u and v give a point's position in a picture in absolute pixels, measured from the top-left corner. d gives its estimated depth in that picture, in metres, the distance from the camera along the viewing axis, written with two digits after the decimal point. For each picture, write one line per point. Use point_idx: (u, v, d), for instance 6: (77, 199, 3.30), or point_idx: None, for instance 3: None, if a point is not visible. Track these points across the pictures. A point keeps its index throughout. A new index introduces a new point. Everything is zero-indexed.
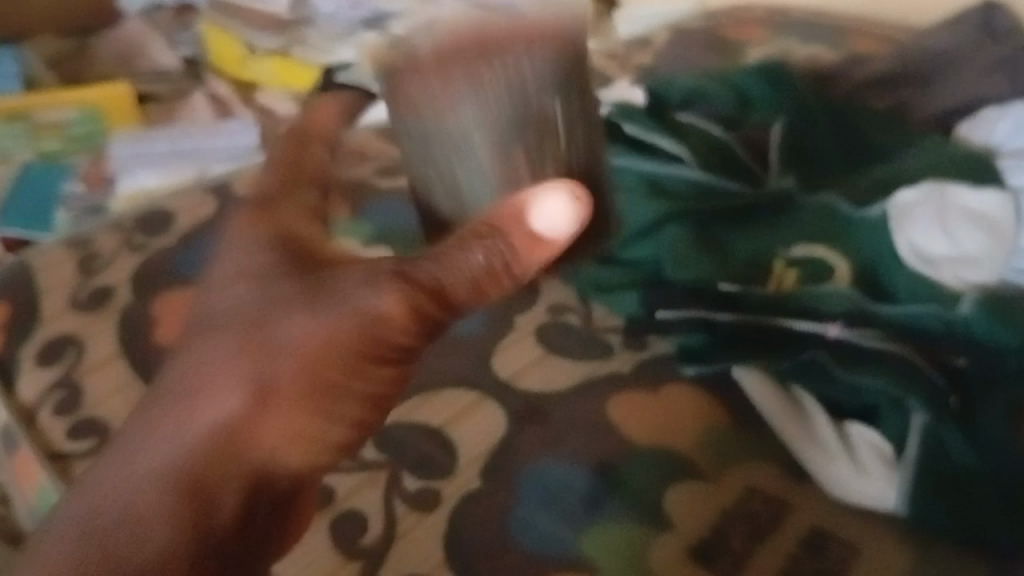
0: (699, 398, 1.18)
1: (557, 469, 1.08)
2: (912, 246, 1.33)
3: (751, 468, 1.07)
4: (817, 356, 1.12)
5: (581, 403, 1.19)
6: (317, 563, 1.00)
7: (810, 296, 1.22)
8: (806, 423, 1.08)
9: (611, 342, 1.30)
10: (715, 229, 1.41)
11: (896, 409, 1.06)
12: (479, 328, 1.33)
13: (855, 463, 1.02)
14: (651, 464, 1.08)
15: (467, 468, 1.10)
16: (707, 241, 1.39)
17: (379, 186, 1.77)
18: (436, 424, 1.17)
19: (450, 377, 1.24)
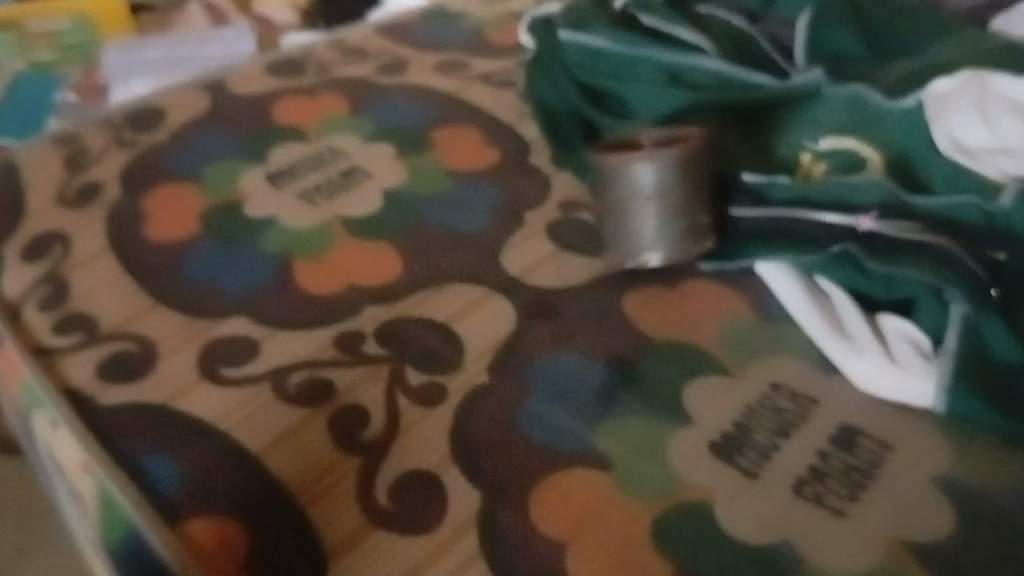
0: (722, 292, 1.11)
1: (568, 366, 1.02)
2: (950, 137, 1.24)
3: (776, 364, 1.00)
4: (848, 248, 1.05)
5: (594, 297, 1.12)
6: (313, 458, 0.94)
7: (843, 187, 1.13)
8: (836, 318, 1.01)
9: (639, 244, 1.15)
10: (734, 130, 1.32)
11: (934, 300, 0.99)
12: (487, 227, 1.27)
13: (888, 354, 0.95)
14: (669, 360, 1.01)
15: (474, 364, 1.03)
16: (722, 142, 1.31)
17: (382, 81, 1.65)
18: (441, 319, 1.10)
19: (457, 274, 1.18)
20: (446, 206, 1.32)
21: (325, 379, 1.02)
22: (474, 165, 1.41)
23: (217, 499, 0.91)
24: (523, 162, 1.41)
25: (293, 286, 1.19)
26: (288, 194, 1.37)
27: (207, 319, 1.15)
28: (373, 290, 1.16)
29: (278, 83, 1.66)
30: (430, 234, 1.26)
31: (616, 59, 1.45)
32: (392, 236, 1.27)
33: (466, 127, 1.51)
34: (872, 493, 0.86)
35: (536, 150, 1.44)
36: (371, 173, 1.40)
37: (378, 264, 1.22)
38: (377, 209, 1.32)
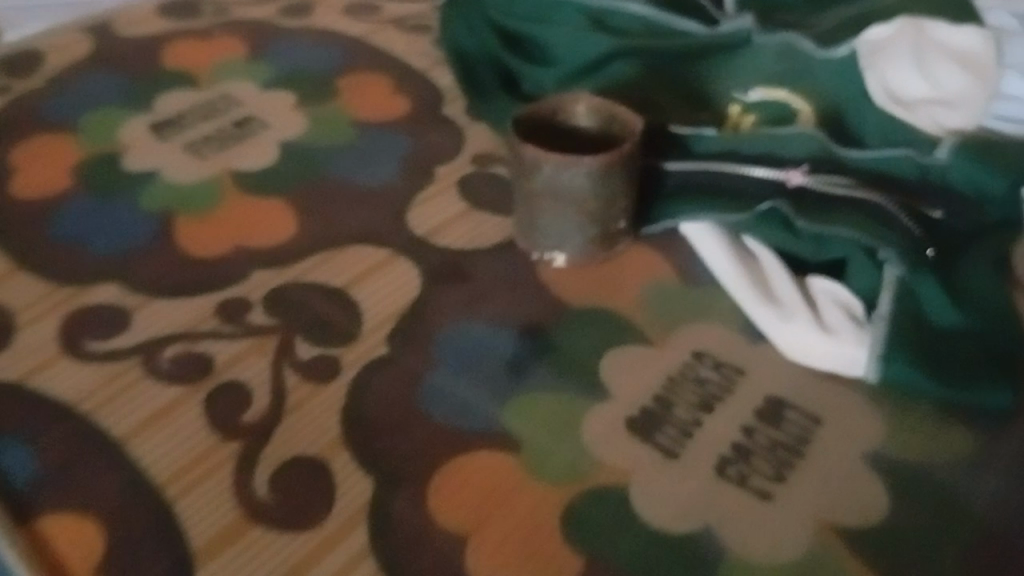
0: (644, 254, 1.03)
1: (474, 334, 0.92)
2: (886, 87, 1.18)
3: (699, 330, 0.93)
4: (778, 205, 0.98)
5: (506, 259, 1.03)
6: (188, 442, 0.83)
7: (772, 139, 1.05)
8: (762, 281, 0.94)
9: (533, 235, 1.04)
10: (659, 83, 1.23)
11: (868, 260, 0.92)
12: (393, 181, 1.16)
13: (818, 319, 0.88)
14: (586, 329, 0.93)
15: (373, 333, 0.93)
16: (644, 98, 1.22)
17: (285, 23, 1.52)
18: (338, 284, 1.00)
19: (359, 234, 1.07)
20: (349, 159, 1.21)
21: (203, 354, 0.91)
22: (382, 114, 1.30)
23: (74, 492, 0.80)
24: (435, 112, 1.31)
25: (175, 247, 1.06)
26: (174, 147, 1.23)
27: (74, 285, 1.01)
28: (264, 251, 1.05)
29: (170, 24, 1.51)
30: (330, 189, 1.15)
31: (533, 1, 1.32)
32: (288, 191, 1.15)
33: (375, 74, 1.39)
34: (800, 471, 0.79)
35: (450, 99, 1.33)
36: (269, 123, 1.28)
37: (271, 223, 1.10)
38: (274, 162, 1.20)
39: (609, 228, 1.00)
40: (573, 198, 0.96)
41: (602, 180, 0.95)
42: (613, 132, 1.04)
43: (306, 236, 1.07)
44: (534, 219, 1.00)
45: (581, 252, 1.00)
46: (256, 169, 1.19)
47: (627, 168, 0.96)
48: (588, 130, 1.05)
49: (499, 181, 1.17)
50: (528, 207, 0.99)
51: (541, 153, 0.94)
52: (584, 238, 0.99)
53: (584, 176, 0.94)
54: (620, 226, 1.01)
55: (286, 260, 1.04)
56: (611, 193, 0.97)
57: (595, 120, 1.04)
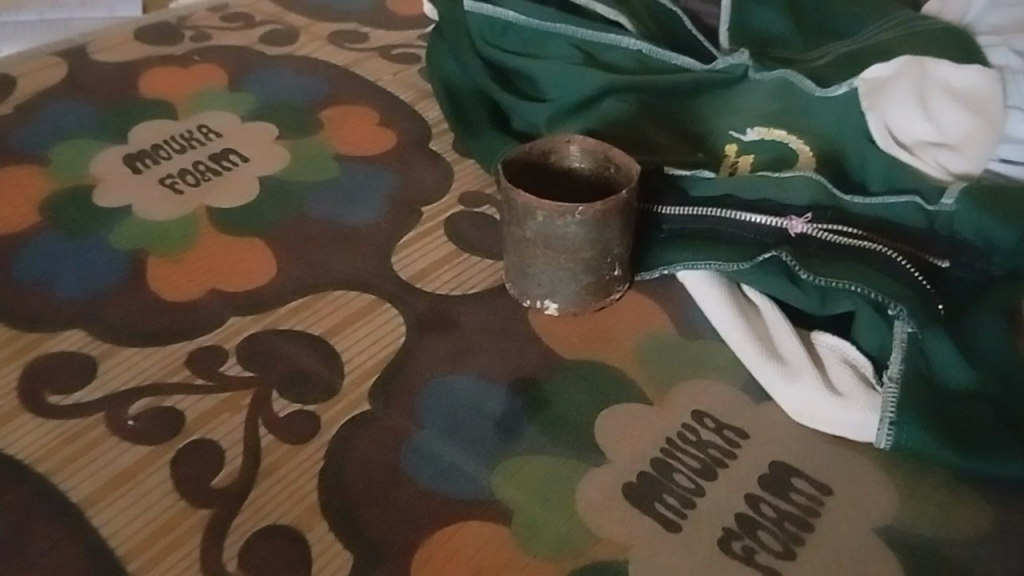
0: (641, 302, 0.98)
1: (462, 389, 0.87)
2: (888, 129, 1.13)
3: (699, 387, 0.88)
4: (781, 255, 0.93)
5: (495, 306, 0.98)
6: (153, 509, 0.77)
7: (774, 184, 1.00)
8: (766, 337, 0.90)
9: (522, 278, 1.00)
10: (655, 122, 1.19)
11: (876, 316, 0.87)
12: (378, 221, 1.11)
13: (825, 381, 0.84)
14: (579, 384, 0.88)
15: (353, 387, 0.88)
16: (640, 139, 1.17)
17: (268, 51, 1.47)
18: (317, 333, 0.94)
19: (340, 278, 1.02)
20: (332, 196, 1.16)
21: (172, 409, 0.86)
22: (367, 148, 1.25)
23: (27, 563, 0.74)
24: (422, 147, 1.26)
25: (145, 290, 1.01)
26: (148, 181, 1.18)
27: (36, 330, 0.95)
28: (239, 295, 1.00)
29: (146, 49, 1.46)
30: (312, 229, 1.10)
31: (523, 32, 1.26)
32: (267, 230, 1.10)
33: (360, 106, 1.34)
34: (809, 546, 0.74)
35: (437, 134, 1.29)
36: (249, 158, 1.23)
37: (249, 264, 1.04)
38: (252, 199, 1.15)
39: (603, 276, 0.95)
40: (567, 246, 0.91)
41: (597, 226, 0.90)
42: (608, 174, 0.99)
43: (285, 279, 1.02)
44: (526, 267, 0.95)
45: (575, 301, 0.96)
46: (234, 206, 1.14)
47: (624, 215, 0.92)
48: (583, 172, 1.01)
49: (487, 221, 1.12)
50: (519, 253, 0.95)
51: (534, 200, 0.89)
52: (578, 287, 0.95)
53: (579, 225, 0.90)
54: (615, 274, 0.96)
55: (265, 305, 0.98)
56: (606, 241, 0.92)
57: (590, 162, 1.00)
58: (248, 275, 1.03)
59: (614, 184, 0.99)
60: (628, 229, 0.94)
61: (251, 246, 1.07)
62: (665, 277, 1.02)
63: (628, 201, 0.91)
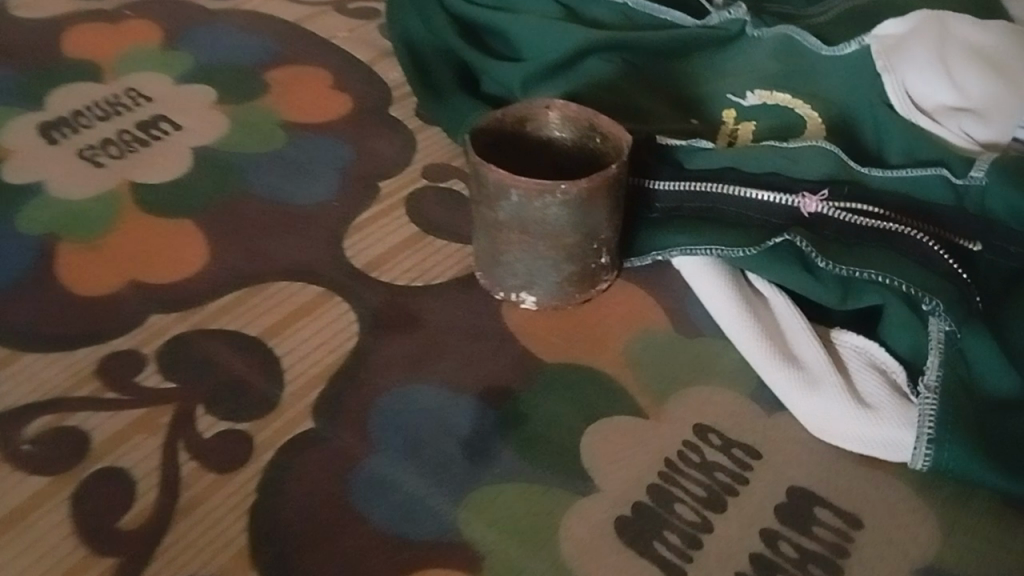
0: (631, 294, 0.85)
1: (423, 402, 0.74)
2: (907, 93, 0.98)
3: (701, 395, 0.75)
4: (795, 240, 0.80)
5: (462, 300, 0.84)
6: (48, 558, 0.64)
7: (782, 156, 0.87)
8: (778, 336, 0.77)
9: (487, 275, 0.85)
10: (641, 88, 1.05)
11: (908, 312, 0.75)
12: (329, 199, 0.97)
13: (851, 390, 0.71)
14: (562, 393, 0.75)
15: (295, 400, 0.74)
16: (625, 104, 1.03)
17: (210, 6, 1.31)
18: (255, 335, 0.81)
19: (283, 267, 0.88)
20: (277, 170, 1.01)
21: (77, 431, 0.72)
22: (318, 115, 1.10)
23: None
24: (379, 113, 1.11)
25: (54, 283, 0.86)
26: (64, 152, 1.02)
27: None
28: (164, 288, 0.85)
29: (71, 3, 1.29)
30: (253, 209, 0.95)
31: None
32: (201, 211, 0.95)
33: (311, 67, 1.19)
34: None
35: (399, 99, 1.14)
36: (183, 126, 1.08)
37: (177, 251, 0.90)
38: (184, 173, 1.00)
39: (588, 265, 0.82)
40: (547, 231, 0.78)
41: (581, 208, 0.77)
42: (592, 146, 0.86)
43: (218, 269, 0.88)
44: (497, 255, 0.82)
45: (555, 293, 0.82)
46: (163, 182, 0.99)
47: (613, 193, 0.78)
48: (564, 142, 0.87)
49: (455, 198, 0.98)
50: (490, 239, 0.81)
51: (507, 177, 0.76)
52: (559, 278, 0.81)
53: (561, 206, 0.76)
54: (601, 263, 0.83)
55: (192, 301, 0.84)
56: (591, 225, 0.79)
57: (573, 131, 0.86)
58: (174, 263, 0.89)
59: (600, 157, 0.86)
60: (617, 210, 0.80)
61: (180, 228, 0.93)
62: (658, 265, 0.89)
63: (618, 176, 0.78)
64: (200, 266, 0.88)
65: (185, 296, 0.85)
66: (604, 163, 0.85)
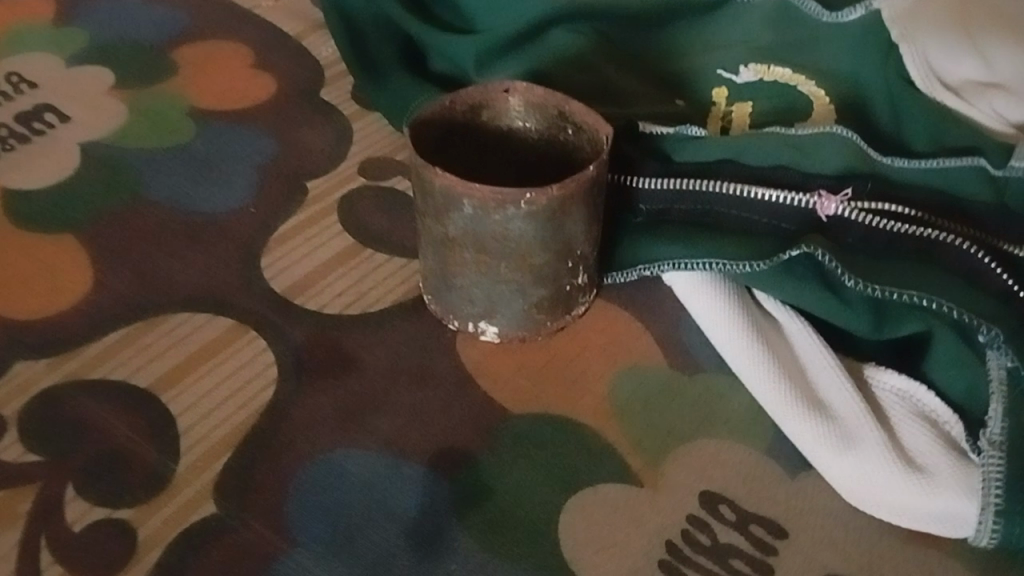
0: (614, 318, 0.70)
1: (360, 475, 0.59)
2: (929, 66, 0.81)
3: (706, 451, 0.61)
4: (815, 253, 0.65)
5: (406, 332, 0.68)
6: None
7: (792, 145, 0.70)
8: (800, 373, 0.62)
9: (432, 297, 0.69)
10: (616, 60, 0.89)
11: (961, 346, 0.60)
12: (244, 205, 0.80)
13: (897, 448, 0.57)
14: (533, 456, 0.60)
15: (194, 478, 0.59)
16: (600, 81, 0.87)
17: None
18: (145, 387, 0.64)
19: (185, 295, 0.71)
20: (184, 170, 0.83)
21: None
22: (235, 100, 0.92)
23: None
24: (308, 96, 0.93)
25: None
26: None
27: None
28: (33, 326, 0.68)
29: None
30: (151, 219, 0.78)
31: None
32: (87, 224, 0.78)
33: (229, 42, 1.00)
34: None
35: (331, 79, 0.96)
36: (72, 117, 0.89)
37: (55, 277, 0.73)
38: (70, 177, 0.82)
39: (562, 287, 0.66)
40: (510, 249, 0.62)
41: (553, 221, 0.61)
42: (564, 138, 0.70)
43: (104, 299, 0.71)
44: (449, 277, 0.66)
45: (522, 323, 0.67)
46: (43, 188, 0.81)
47: (591, 200, 0.63)
48: (528, 133, 0.71)
49: (398, 200, 0.81)
50: (440, 258, 0.65)
51: (459, 182, 0.60)
52: (526, 304, 0.66)
53: (526, 219, 0.61)
54: (578, 283, 0.67)
55: (69, 341, 0.67)
56: (565, 239, 0.63)
57: (538, 119, 0.70)
58: (49, 291, 0.71)
59: (574, 152, 0.70)
60: (596, 219, 0.65)
61: (60, 246, 0.76)
62: (645, 280, 0.73)
63: (598, 177, 0.63)
64: (81, 294, 0.71)
65: (59, 336, 0.68)
66: (580, 160, 0.70)
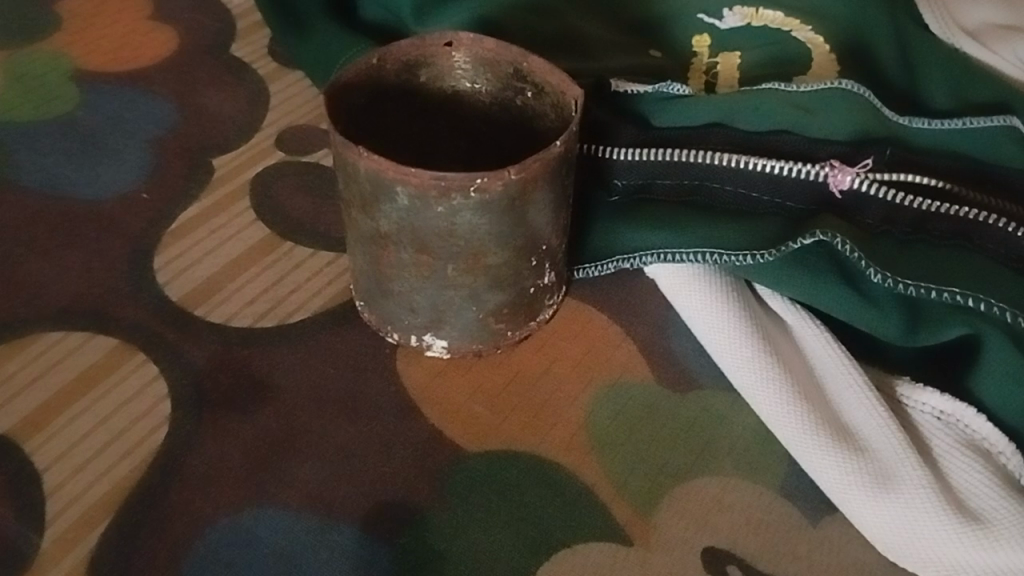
0: (589, 322, 0.58)
1: (277, 545, 0.47)
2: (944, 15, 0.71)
3: (709, 494, 0.49)
4: (832, 242, 0.53)
5: (336, 349, 0.56)
6: None
7: (798, 106, 0.58)
8: (819, 392, 0.51)
9: (366, 306, 0.56)
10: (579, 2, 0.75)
11: (1016, 356, 0.49)
12: (135, 189, 0.65)
13: (945, 491, 0.47)
14: (492, 507, 0.48)
15: (62, 557, 0.46)
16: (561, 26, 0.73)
17: None
18: (1, 433, 0.51)
19: (58, 308, 0.57)
20: (61, 144, 0.68)
21: None
22: (125, 57, 0.77)
23: None
24: (215, 51, 0.78)
25: None
26: None
27: None
28: None
29: None
30: (18, 209, 0.63)
31: None
32: None
33: None
34: None
35: (243, 31, 0.81)
36: None
37: None
38: None
39: (524, 291, 0.54)
40: (458, 248, 0.49)
41: (511, 212, 0.49)
42: (522, 103, 0.57)
43: None
44: (383, 283, 0.53)
45: (477, 335, 0.54)
46: None
47: (558, 182, 0.50)
48: (478, 97, 0.58)
49: (323, 177, 0.67)
50: (372, 259, 0.52)
51: (390, 166, 0.46)
52: (480, 314, 0.53)
53: (478, 211, 0.48)
54: (543, 283, 0.55)
55: None
56: (527, 233, 0.51)
57: (490, 79, 0.57)
58: None
59: (534, 120, 0.57)
60: (565, 205, 0.52)
61: None
62: (623, 271, 0.61)
63: (566, 153, 0.50)
64: None
65: None
66: (542, 129, 0.57)
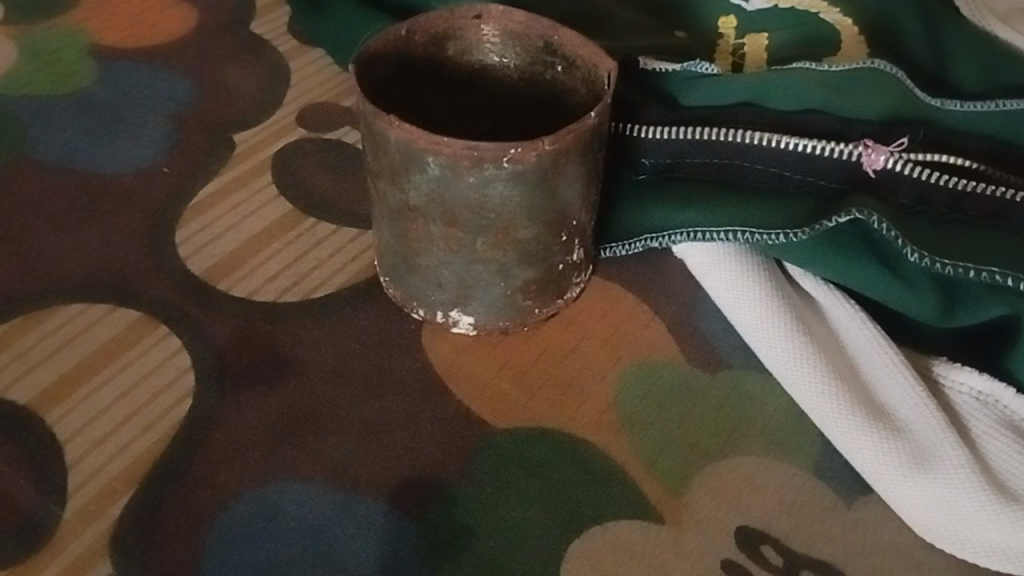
0: (615, 300, 0.57)
1: (303, 519, 0.46)
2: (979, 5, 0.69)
3: (740, 474, 0.48)
4: (868, 220, 0.52)
5: (361, 324, 0.55)
6: None
7: (829, 85, 0.56)
8: (853, 373, 0.50)
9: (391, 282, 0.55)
10: None
11: None
12: (155, 164, 0.64)
13: (984, 471, 0.46)
14: (521, 483, 0.48)
15: (84, 529, 0.45)
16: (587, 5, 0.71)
17: None
18: (22, 404, 0.50)
19: (78, 280, 0.56)
20: (81, 118, 0.67)
21: None
22: (145, 33, 0.76)
23: None
24: (235, 28, 0.77)
25: None
26: None
27: None
28: None
29: None
30: (37, 182, 0.62)
31: None
32: None
33: None
34: None
35: (262, 9, 0.80)
36: None
37: None
38: None
39: (552, 267, 0.53)
40: (488, 221, 0.49)
41: (543, 184, 0.48)
42: (551, 77, 0.56)
43: None
44: (411, 258, 0.52)
45: (504, 311, 0.53)
46: None
47: (589, 155, 0.49)
48: (507, 71, 0.57)
49: (345, 154, 0.67)
50: (399, 233, 0.51)
51: (421, 135, 0.46)
52: (508, 290, 0.52)
53: (510, 183, 0.47)
54: (572, 260, 0.54)
55: None
56: (557, 207, 0.50)
57: (519, 53, 0.56)
58: None
59: (563, 94, 0.56)
60: (595, 178, 0.52)
61: None
62: (650, 251, 0.60)
63: (599, 126, 0.49)
64: None
65: None
66: (572, 103, 0.56)
